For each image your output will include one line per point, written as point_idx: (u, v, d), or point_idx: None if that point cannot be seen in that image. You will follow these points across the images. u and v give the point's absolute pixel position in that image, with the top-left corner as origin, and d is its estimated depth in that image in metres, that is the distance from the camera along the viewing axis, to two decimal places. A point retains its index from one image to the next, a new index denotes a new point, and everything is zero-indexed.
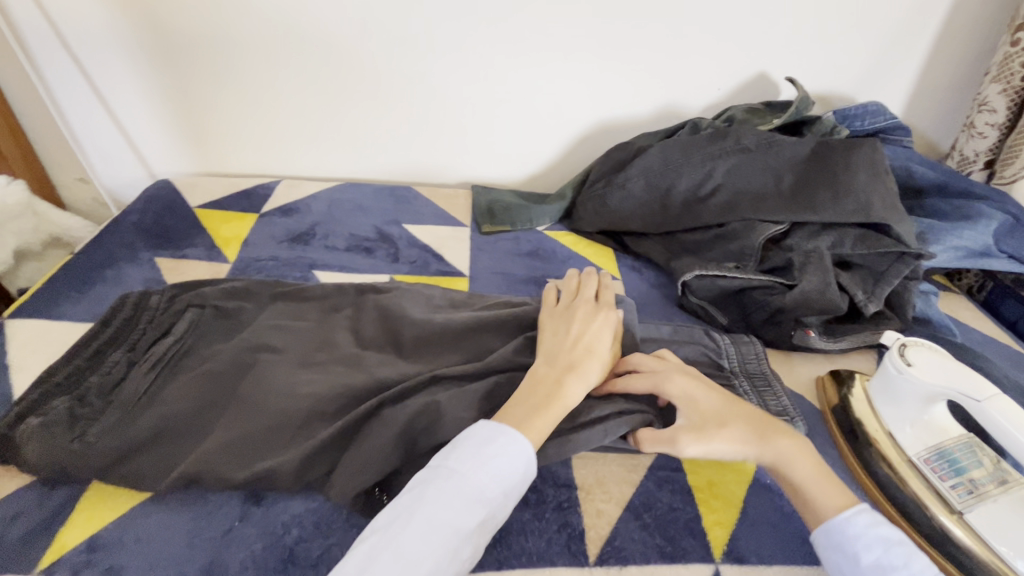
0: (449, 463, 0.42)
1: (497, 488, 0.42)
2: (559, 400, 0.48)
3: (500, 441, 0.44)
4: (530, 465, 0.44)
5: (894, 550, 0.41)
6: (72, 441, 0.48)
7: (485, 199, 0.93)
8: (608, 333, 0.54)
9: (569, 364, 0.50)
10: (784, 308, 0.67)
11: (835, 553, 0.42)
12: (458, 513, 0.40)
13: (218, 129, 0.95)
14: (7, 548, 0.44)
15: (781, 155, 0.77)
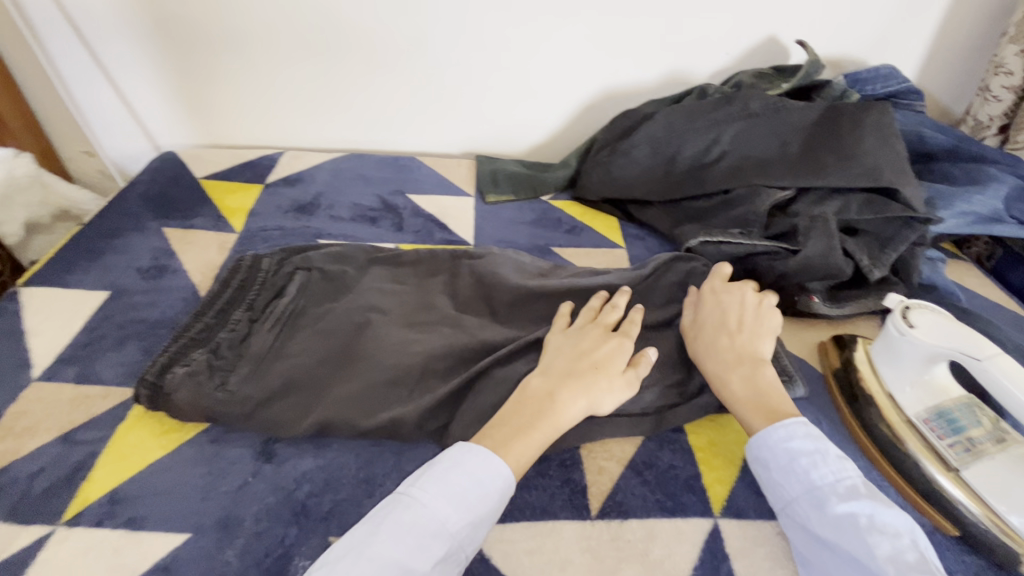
0: (411, 492, 0.43)
1: (462, 516, 0.42)
2: (550, 418, 0.48)
3: (454, 470, 0.44)
4: (504, 489, 0.44)
5: (798, 460, 0.46)
6: (214, 388, 0.51)
7: (489, 168, 0.93)
8: (618, 357, 0.53)
9: (567, 380, 0.50)
10: (787, 274, 0.66)
11: (758, 463, 0.48)
12: (417, 543, 0.40)
13: (222, 100, 0.95)
14: (33, 500, 0.46)
15: (787, 121, 0.76)
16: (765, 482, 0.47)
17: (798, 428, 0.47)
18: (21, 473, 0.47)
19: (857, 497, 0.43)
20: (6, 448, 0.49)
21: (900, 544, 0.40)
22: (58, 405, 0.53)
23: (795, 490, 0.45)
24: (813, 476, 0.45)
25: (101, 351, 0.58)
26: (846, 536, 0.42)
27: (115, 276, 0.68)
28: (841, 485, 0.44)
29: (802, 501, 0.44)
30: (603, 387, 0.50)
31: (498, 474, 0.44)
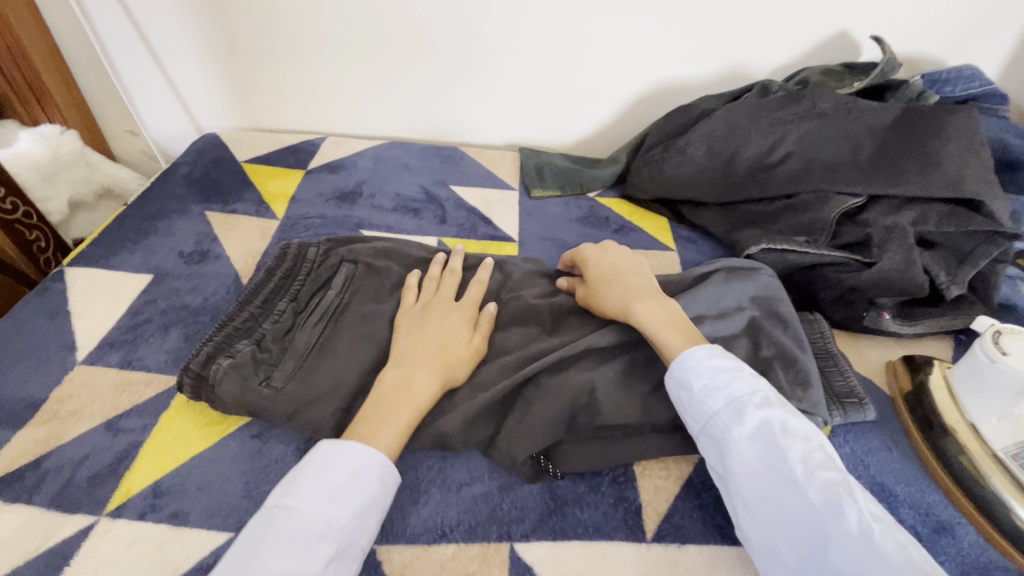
0: (287, 504, 0.40)
1: (342, 510, 0.40)
2: (409, 404, 0.47)
3: (325, 471, 0.42)
4: (383, 474, 0.43)
5: (720, 377, 0.46)
6: (258, 384, 0.50)
7: (534, 162, 0.89)
8: (461, 330, 0.53)
9: (417, 363, 0.49)
10: (859, 288, 0.63)
11: (680, 385, 0.47)
12: (303, 550, 0.38)
13: (265, 83, 0.93)
14: (77, 488, 0.45)
15: (860, 122, 0.71)
16: (687, 403, 0.47)
17: (717, 350, 0.48)
18: (65, 459, 0.47)
19: (771, 405, 0.44)
20: (50, 433, 0.48)
21: (810, 447, 0.42)
22: (102, 390, 0.52)
23: (717, 404, 0.45)
24: (731, 390, 0.45)
25: (144, 336, 0.57)
26: (766, 448, 0.42)
27: (158, 259, 0.67)
28: (755, 396, 0.45)
29: (723, 416, 0.44)
30: (455, 371, 0.50)
31: (371, 461, 0.43)
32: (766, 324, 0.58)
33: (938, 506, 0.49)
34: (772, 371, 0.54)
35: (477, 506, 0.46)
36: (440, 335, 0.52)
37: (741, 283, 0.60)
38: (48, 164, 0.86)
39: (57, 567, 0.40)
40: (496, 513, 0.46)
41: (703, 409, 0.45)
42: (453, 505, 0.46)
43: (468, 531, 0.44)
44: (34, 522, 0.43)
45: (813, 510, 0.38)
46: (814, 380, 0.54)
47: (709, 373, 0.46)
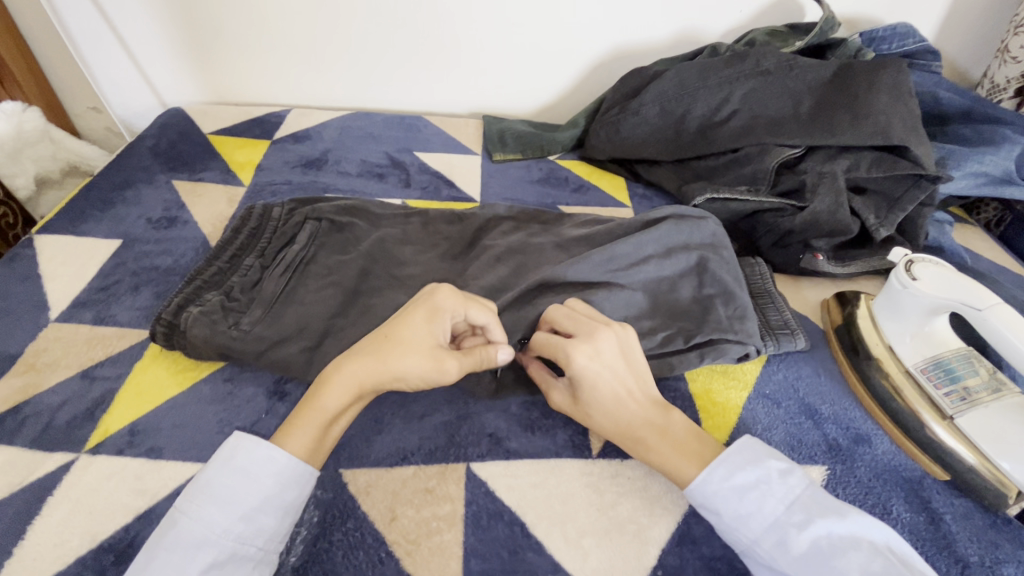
0: (183, 505, 0.39)
1: (228, 515, 0.38)
2: (319, 403, 0.44)
3: (217, 476, 0.40)
4: (276, 477, 0.40)
5: (766, 506, 0.41)
6: (227, 328, 0.53)
7: (496, 129, 0.92)
8: (413, 333, 0.45)
9: (336, 366, 0.45)
10: (793, 230, 0.67)
11: (707, 510, 0.43)
12: (185, 559, 0.37)
13: (227, 56, 0.94)
14: (58, 430, 0.48)
15: (800, 79, 0.75)
16: (722, 530, 0.42)
17: (736, 460, 0.43)
18: (44, 405, 0.49)
19: (813, 519, 0.40)
20: (28, 382, 0.51)
21: (864, 557, 0.38)
22: (77, 344, 0.54)
23: (756, 531, 0.41)
24: (765, 514, 0.41)
25: (116, 295, 0.59)
26: (823, 567, 0.38)
27: (127, 225, 0.69)
28: (796, 512, 0.40)
29: (765, 545, 0.40)
30: (388, 375, 0.44)
31: (268, 461, 0.40)
32: (713, 261, 0.60)
33: (859, 421, 0.54)
34: (714, 306, 0.57)
35: (437, 433, 0.49)
36: (389, 331, 0.46)
37: (683, 220, 0.63)
38: (11, 140, 0.87)
39: (41, 497, 0.43)
40: (454, 438, 0.49)
41: (732, 529, 0.42)
42: (414, 432, 0.49)
43: (428, 454, 0.48)
44: (16, 461, 0.45)
45: None
46: (750, 314, 0.58)
47: (736, 495, 0.42)
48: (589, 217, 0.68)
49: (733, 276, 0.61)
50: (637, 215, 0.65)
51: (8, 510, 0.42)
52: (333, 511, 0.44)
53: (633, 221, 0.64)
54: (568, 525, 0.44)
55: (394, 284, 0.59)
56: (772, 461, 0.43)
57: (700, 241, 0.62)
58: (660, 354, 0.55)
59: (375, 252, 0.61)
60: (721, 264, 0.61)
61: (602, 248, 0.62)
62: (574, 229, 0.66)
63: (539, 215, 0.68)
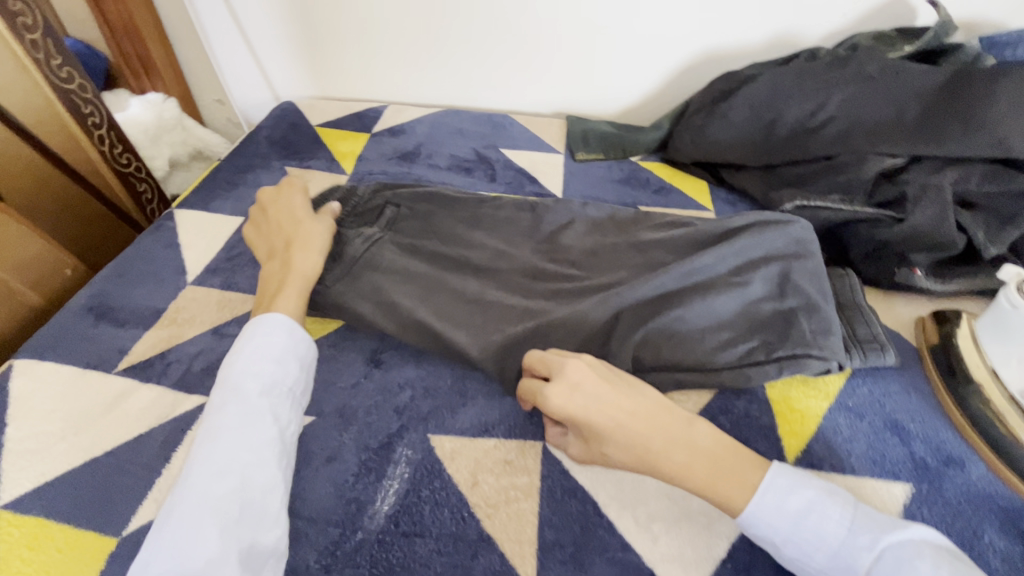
0: (224, 377, 0.47)
1: (265, 368, 0.47)
2: (295, 275, 0.56)
3: (248, 342, 0.49)
4: (290, 329, 0.51)
5: (834, 545, 0.40)
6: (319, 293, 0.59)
7: (579, 128, 0.94)
8: (301, 205, 0.62)
9: (288, 247, 0.58)
10: (889, 242, 0.65)
11: (763, 541, 0.42)
12: (234, 404, 0.45)
13: (336, 55, 1.02)
14: (195, 376, 0.55)
15: (907, 85, 0.71)
16: (781, 557, 0.42)
17: (780, 482, 0.42)
18: (185, 354, 0.57)
19: (873, 537, 0.39)
20: (171, 334, 0.59)
21: (931, 562, 0.37)
22: (209, 305, 0.62)
23: (822, 561, 0.40)
24: (825, 542, 0.40)
25: (240, 265, 0.68)
26: (893, 574, 0.37)
27: (248, 204, 0.77)
28: (858, 533, 0.40)
29: (832, 574, 0.40)
30: (323, 238, 0.60)
31: (281, 324, 0.51)
32: (796, 273, 0.60)
33: (950, 443, 0.52)
34: (796, 319, 0.57)
35: (516, 411, 0.53)
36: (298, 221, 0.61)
37: (768, 228, 0.63)
38: (153, 127, 1.00)
39: (182, 430, 0.51)
40: (532, 417, 0.52)
41: (794, 558, 0.41)
42: (495, 409, 0.53)
43: (508, 429, 0.51)
44: (163, 398, 0.53)
45: None
46: (835, 329, 0.57)
47: (790, 521, 0.41)
48: (663, 217, 0.69)
49: (815, 289, 0.60)
50: (717, 220, 0.66)
51: (156, 438, 0.50)
52: (421, 470, 0.48)
53: (709, 223, 0.66)
54: (638, 509, 0.46)
55: (482, 269, 0.63)
56: (807, 483, 0.43)
57: (783, 250, 0.62)
58: (736, 363, 0.55)
59: (457, 236, 0.66)
60: (806, 277, 0.60)
61: (683, 251, 0.63)
62: (654, 230, 0.67)
63: (614, 215, 0.70)
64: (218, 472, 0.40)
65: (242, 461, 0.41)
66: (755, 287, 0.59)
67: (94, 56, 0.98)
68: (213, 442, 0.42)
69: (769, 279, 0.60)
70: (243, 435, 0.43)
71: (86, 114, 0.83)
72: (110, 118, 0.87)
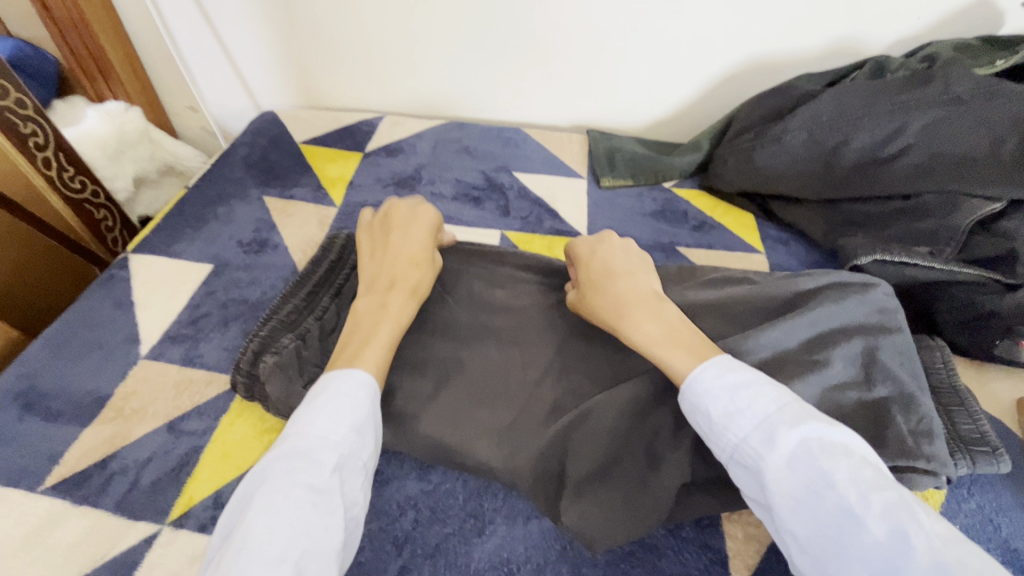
0: (288, 431, 0.38)
1: (344, 428, 0.38)
2: (389, 321, 0.46)
3: (326, 396, 0.39)
4: (371, 392, 0.41)
5: (760, 430, 0.36)
6: (302, 386, 0.48)
7: (604, 147, 0.82)
8: (427, 244, 0.54)
9: (389, 285, 0.49)
10: (992, 312, 0.54)
11: (697, 415, 0.39)
12: (296, 466, 0.35)
13: (323, 58, 0.89)
14: (143, 493, 0.44)
15: (1009, 108, 0.58)
16: (705, 433, 0.39)
17: (728, 365, 0.40)
18: (132, 461, 0.46)
19: (807, 420, 0.35)
20: (117, 431, 0.48)
21: (855, 462, 0.33)
22: (164, 388, 0.51)
23: (743, 430, 0.36)
24: (753, 413, 0.37)
25: (205, 331, 0.56)
26: (805, 474, 0.33)
27: (218, 247, 0.65)
28: (787, 411, 0.36)
29: (752, 444, 0.36)
30: (424, 283, 0.51)
31: (361, 385, 0.41)
32: (884, 352, 0.49)
33: None
34: (889, 414, 0.45)
35: (547, 543, 0.42)
36: (418, 253, 0.52)
37: (843, 292, 0.52)
38: (113, 141, 0.87)
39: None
40: (567, 552, 0.42)
41: (719, 432, 0.38)
42: (520, 540, 0.42)
43: (537, 570, 0.41)
44: (102, 527, 0.42)
45: (877, 547, 0.30)
46: (940, 429, 0.45)
47: (726, 395, 0.38)
48: (716, 274, 0.58)
49: (910, 374, 0.48)
50: (780, 279, 0.55)
51: None
52: None
53: (772, 283, 0.54)
54: None
55: (497, 344, 0.51)
56: (765, 374, 0.39)
57: (864, 321, 0.51)
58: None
59: (465, 299, 0.55)
60: (896, 358, 0.49)
61: (744, 322, 0.52)
62: (703, 290, 0.55)
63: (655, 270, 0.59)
64: (271, 558, 0.30)
65: (299, 546, 0.31)
66: (837, 374, 0.47)
67: (43, 59, 0.84)
68: (270, 513, 0.32)
69: (849, 360, 0.48)
70: (307, 513, 0.33)
71: (27, 134, 0.71)
72: (57, 136, 0.74)
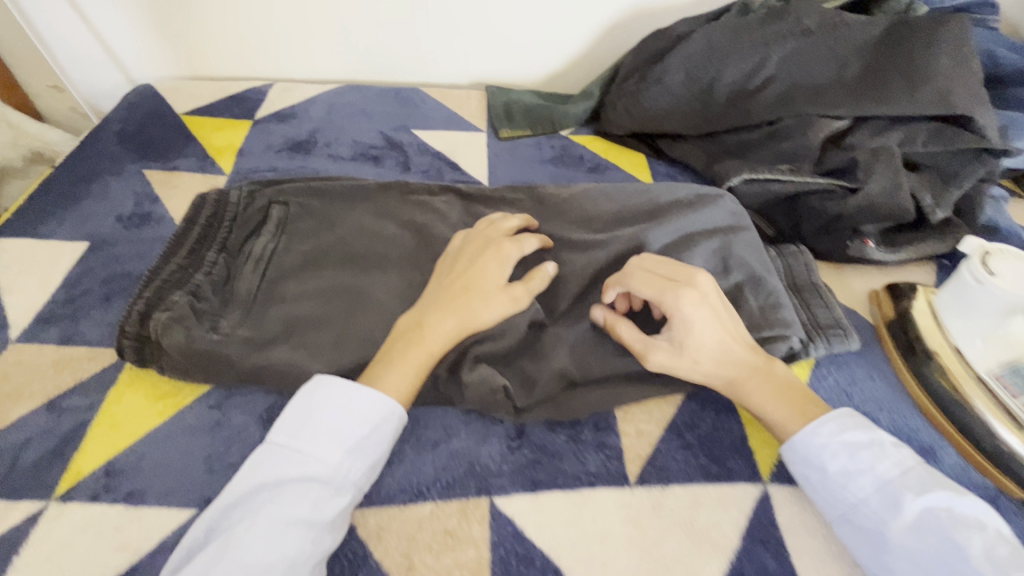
0: (295, 445, 0.39)
1: (359, 463, 0.40)
2: (419, 345, 0.44)
3: (320, 411, 0.40)
4: (381, 423, 0.41)
5: (857, 456, 0.41)
6: (204, 333, 0.47)
7: (502, 101, 0.84)
8: (498, 275, 0.48)
9: (458, 296, 0.47)
10: (845, 214, 0.60)
11: (806, 466, 0.42)
12: (292, 489, 0.37)
13: (198, 24, 0.84)
14: (23, 474, 0.42)
15: (846, 39, 0.66)
16: (821, 488, 0.41)
17: (849, 422, 0.42)
18: (8, 444, 0.43)
19: (931, 489, 0.39)
20: None
21: (991, 538, 0.36)
22: (41, 369, 0.48)
23: (864, 491, 0.40)
24: (875, 474, 0.40)
25: (85, 309, 0.53)
26: (934, 545, 0.37)
27: (94, 224, 0.61)
28: (910, 478, 0.39)
29: (873, 506, 0.39)
30: (489, 314, 0.46)
31: (374, 404, 0.41)
32: (737, 246, 0.56)
33: (921, 432, 0.49)
34: (743, 296, 0.53)
35: (455, 463, 0.44)
36: (489, 280, 0.48)
37: (700, 202, 0.59)
38: None
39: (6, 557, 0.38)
40: (475, 468, 0.44)
41: (837, 484, 0.41)
42: (428, 463, 0.44)
43: (446, 489, 0.43)
44: None
45: None
46: (784, 302, 0.53)
47: (846, 452, 0.41)
48: (590, 187, 0.62)
49: (763, 261, 0.56)
50: (648, 196, 0.61)
51: None
52: (340, 561, 0.39)
53: (634, 197, 0.60)
54: (607, 568, 0.39)
55: (401, 283, 0.53)
56: (885, 432, 0.42)
57: (719, 224, 0.58)
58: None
59: (354, 236, 0.56)
60: (750, 250, 0.56)
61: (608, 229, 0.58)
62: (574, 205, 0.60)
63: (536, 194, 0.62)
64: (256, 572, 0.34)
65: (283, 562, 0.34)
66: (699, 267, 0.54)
67: None
68: (263, 533, 0.35)
69: (710, 255, 0.54)
70: (292, 531, 0.35)
71: None
72: None
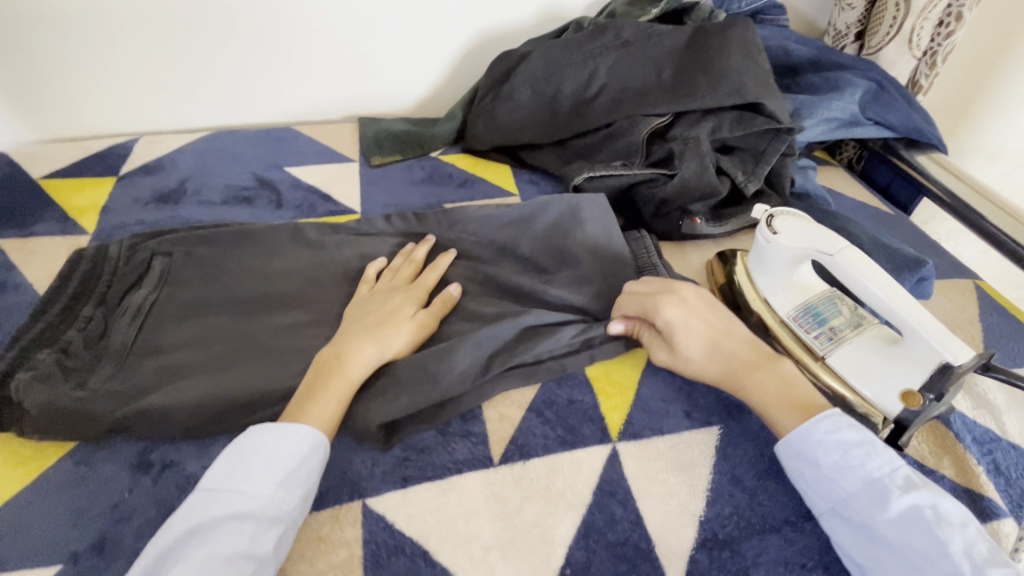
0: (229, 485, 0.41)
1: (293, 493, 0.41)
2: (341, 376, 0.48)
3: (256, 454, 0.42)
4: (306, 453, 0.43)
5: (851, 453, 0.44)
6: (69, 390, 0.48)
7: (371, 133, 0.87)
8: (404, 301, 0.54)
9: (373, 329, 0.51)
10: (668, 198, 0.69)
11: (802, 461, 0.45)
12: (228, 528, 0.39)
13: (50, 86, 0.83)
14: None
15: (660, 47, 0.76)
16: (810, 480, 0.45)
17: (842, 420, 0.45)
18: None
19: (916, 487, 0.42)
20: None
21: (969, 535, 0.40)
22: None
23: (852, 485, 0.43)
24: (865, 469, 0.43)
25: None
26: (919, 541, 0.40)
27: None
28: (898, 475, 0.43)
29: (861, 500, 0.42)
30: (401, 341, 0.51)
31: (301, 439, 0.43)
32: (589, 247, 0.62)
33: None
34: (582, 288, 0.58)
35: (328, 475, 0.46)
36: (394, 308, 0.53)
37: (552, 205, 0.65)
38: None
39: None
40: (347, 475, 0.46)
41: (827, 479, 0.44)
42: None
43: (319, 500, 0.45)
44: None
45: None
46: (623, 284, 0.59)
47: (839, 450, 0.44)
48: (468, 209, 0.66)
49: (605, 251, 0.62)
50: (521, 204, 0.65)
51: None
52: None
53: (506, 211, 0.65)
54: (472, 543, 0.43)
55: (267, 317, 0.55)
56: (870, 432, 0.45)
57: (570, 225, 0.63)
58: (536, 360, 0.53)
59: (237, 281, 0.57)
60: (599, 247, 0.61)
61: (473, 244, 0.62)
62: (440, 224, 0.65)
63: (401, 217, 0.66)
64: None
65: None
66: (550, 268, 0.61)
67: None
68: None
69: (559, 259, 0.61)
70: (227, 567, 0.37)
71: None
72: None
